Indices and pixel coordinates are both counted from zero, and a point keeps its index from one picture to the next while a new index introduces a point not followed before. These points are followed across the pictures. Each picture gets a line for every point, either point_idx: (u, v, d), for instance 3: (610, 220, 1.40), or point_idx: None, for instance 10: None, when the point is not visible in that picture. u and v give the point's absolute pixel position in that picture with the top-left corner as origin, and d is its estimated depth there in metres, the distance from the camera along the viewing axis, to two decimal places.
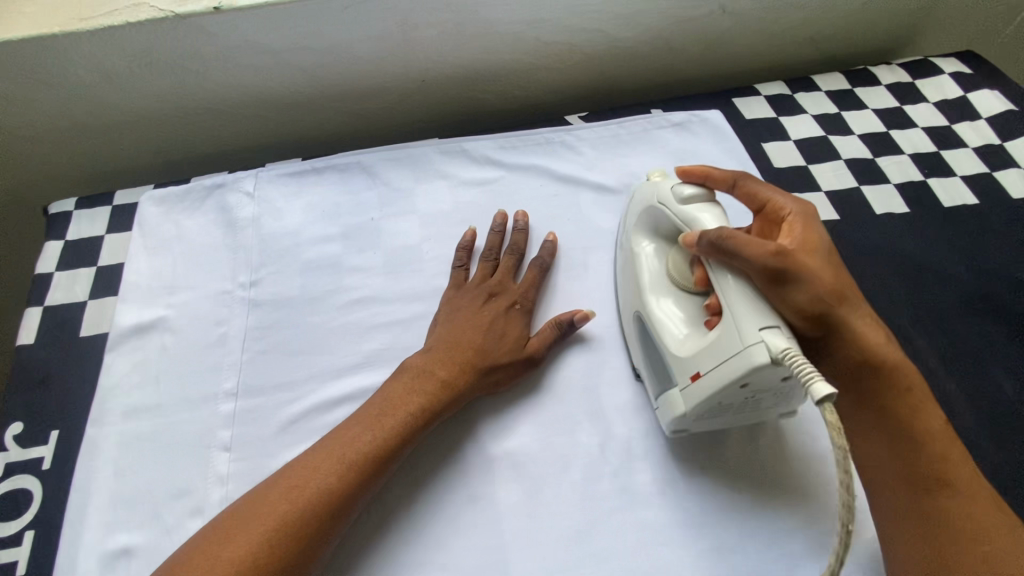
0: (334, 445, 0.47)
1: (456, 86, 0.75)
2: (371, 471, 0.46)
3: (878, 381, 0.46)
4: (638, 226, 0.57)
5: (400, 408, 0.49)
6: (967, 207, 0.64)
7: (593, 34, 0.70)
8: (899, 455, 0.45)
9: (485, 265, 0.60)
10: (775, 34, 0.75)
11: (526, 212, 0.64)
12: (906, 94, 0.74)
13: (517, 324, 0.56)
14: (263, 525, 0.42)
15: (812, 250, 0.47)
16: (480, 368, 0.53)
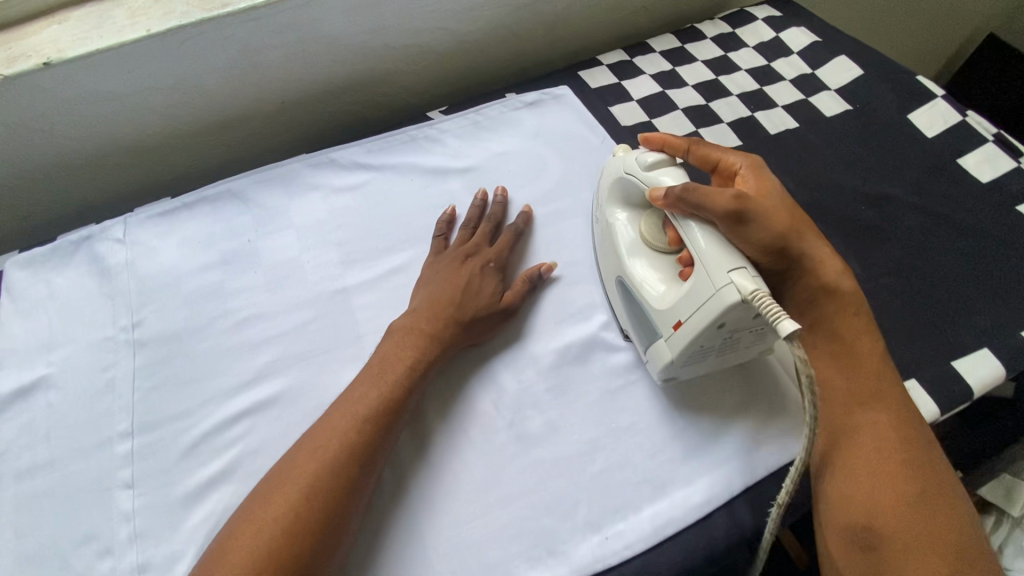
0: (346, 406, 0.49)
1: (320, 101, 0.77)
2: (377, 428, 0.48)
3: (837, 315, 0.54)
4: (607, 196, 0.60)
5: (399, 364, 0.52)
6: (789, 130, 0.73)
7: (439, 31, 0.76)
8: (847, 398, 0.51)
9: (463, 231, 0.63)
10: (607, 9, 0.83)
11: (505, 187, 0.68)
12: (729, 43, 0.83)
13: (491, 281, 0.59)
14: (276, 512, 0.42)
15: (772, 197, 0.55)
16: (463, 318, 0.55)
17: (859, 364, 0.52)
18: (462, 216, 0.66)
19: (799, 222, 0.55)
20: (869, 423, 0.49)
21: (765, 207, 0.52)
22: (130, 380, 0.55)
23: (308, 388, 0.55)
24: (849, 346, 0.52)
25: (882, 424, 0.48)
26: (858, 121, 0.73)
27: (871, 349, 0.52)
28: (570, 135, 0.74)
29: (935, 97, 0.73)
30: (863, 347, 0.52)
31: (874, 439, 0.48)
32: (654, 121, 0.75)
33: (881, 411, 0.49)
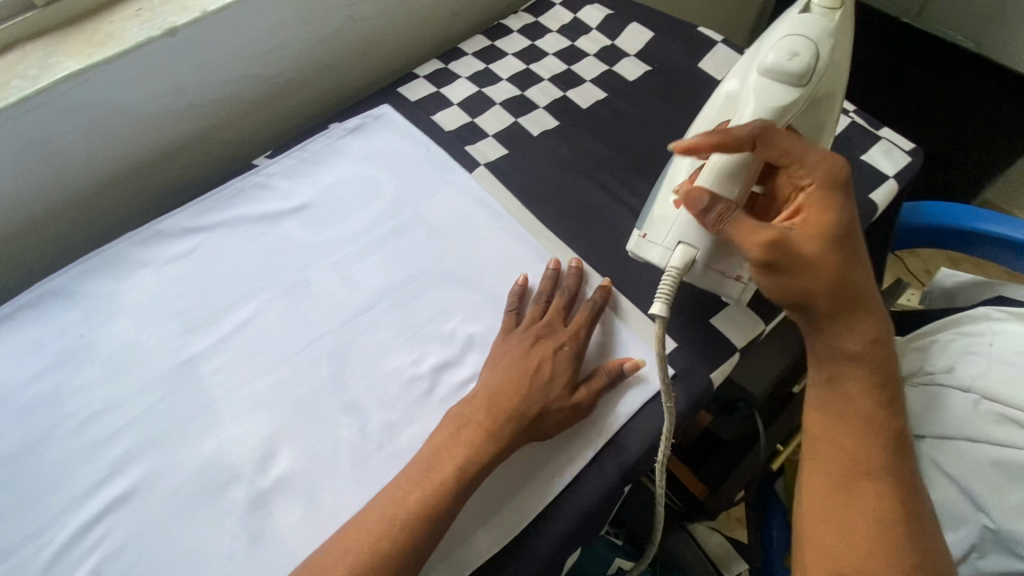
0: (381, 510, 0.46)
1: (141, 176, 0.74)
2: (410, 536, 0.45)
3: (854, 380, 0.49)
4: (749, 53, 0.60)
5: (448, 461, 0.48)
6: (599, 102, 0.77)
7: (245, 78, 0.75)
8: (850, 465, 0.47)
9: (537, 306, 0.59)
10: (414, 23, 0.85)
11: (579, 258, 0.64)
12: (534, 31, 0.87)
13: (565, 367, 0.54)
14: None
15: (822, 239, 0.48)
16: (527, 415, 0.51)
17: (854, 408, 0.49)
18: (534, 285, 0.62)
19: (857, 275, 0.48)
20: (873, 495, 0.46)
21: (803, 262, 0.48)
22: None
23: (166, 469, 0.53)
24: (857, 411, 0.48)
25: (885, 497, 0.45)
26: (657, 79, 0.78)
27: (887, 419, 0.48)
28: (398, 150, 0.75)
29: (716, 44, 0.80)
30: (879, 418, 0.48)
31: (865, 495, 0.46)
32: (475, 120, 0.77)
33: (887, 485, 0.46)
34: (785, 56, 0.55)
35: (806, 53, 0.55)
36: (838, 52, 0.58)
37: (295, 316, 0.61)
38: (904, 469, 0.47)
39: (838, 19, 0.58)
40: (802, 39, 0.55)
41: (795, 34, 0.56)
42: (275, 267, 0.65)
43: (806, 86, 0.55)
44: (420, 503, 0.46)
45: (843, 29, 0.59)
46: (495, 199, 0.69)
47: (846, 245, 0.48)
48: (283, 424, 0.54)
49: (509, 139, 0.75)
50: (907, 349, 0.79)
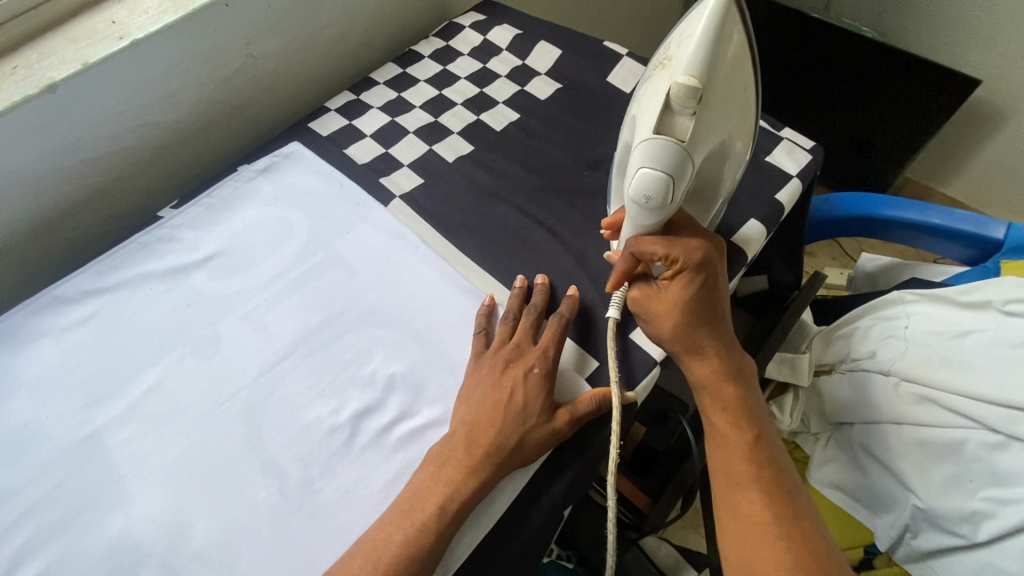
0: (365, 553, 0.46)
1: (37, 239, 0.70)
2: None
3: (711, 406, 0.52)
4: (644, 98, 0.48)
5: (430, 501, 0.48)
6: (512, 123, 0.78)
7: (142, 126, 0.72)
8: (725, 480, 0.48)
9: (505, 327, 0.58)
10: (321, 55, 0.84)
11: (546, 274, 0.63)
12: (445, 56, 0.87)
13: (540, 392, 0.53)
14: None
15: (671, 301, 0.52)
16: (505, 445, 0.50)
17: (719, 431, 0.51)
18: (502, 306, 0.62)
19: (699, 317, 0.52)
20: (744, 504, 0.46)
21: (654, 318, 0.53)
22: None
23: (71, 556, 0.50)
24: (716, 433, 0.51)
25: (756, 504, 0.46)
26: (568, 96, 0.79)
27: (744, 436, 0.50)
28: (310, 188, 0.73)
29: (623, 57, 0.81)
30: (734, 433, 0.50)
31: (736, 505, 0.47)
32: (389, 150, 0.76)
33: (757, 494, 0.47)
34: (637, 199, 0.46)
35: (659, 196, 0.46)
36: (712, 137, 0.46)
37: (208, 374, 0.59)
38: (770, 478, 0.48)
39: (704, 112, 0.44)
40: (658, 181, 0.45)
41: (648, 171, 0.45)
42: (185, 323, 0.62)
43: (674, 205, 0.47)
44: (401, 546, 0.46)
45: (715, 107, 0.44)
46: (412, 231, 0.68)
47: (693, 307, 0.51)
48: (197, 493, 0.52)
49: (424, 168, 0.74)
50: (832, 338, 0.81)
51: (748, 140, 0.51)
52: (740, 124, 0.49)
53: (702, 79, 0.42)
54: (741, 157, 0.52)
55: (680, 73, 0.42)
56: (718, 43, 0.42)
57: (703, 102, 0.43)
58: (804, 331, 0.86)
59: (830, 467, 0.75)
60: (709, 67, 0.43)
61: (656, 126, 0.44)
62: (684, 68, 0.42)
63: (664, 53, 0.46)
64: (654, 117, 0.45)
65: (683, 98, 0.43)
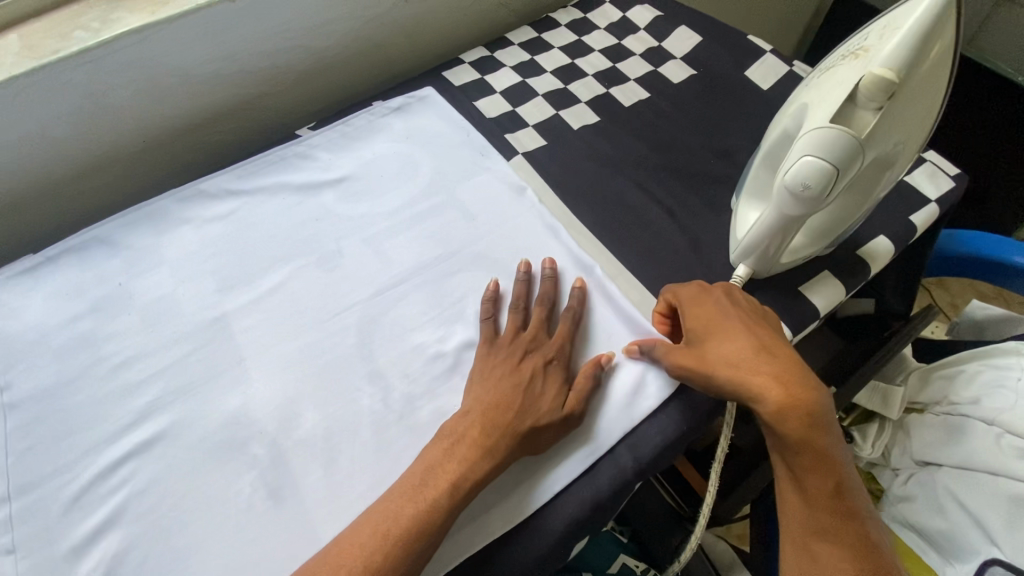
0: (374, 523, 0.45)
1: (185, 137, 0.76)
2: (410, 542, 0.44)
3: (786, 451, 0.48)
4: (822, 87, 0.47)
5: (445, 474, 0.47)
6: (642, 101, 0.77)
7: (295, 49, 0.76)
8: (807, 530, 0.47)
9: (515, 317, 0.58)
10: (465, 9, 0.86)
11: (552, 258, 0.63)
12: (582, 27, 0.87)
13: (556, 381, 0.53)
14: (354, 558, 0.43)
15: (707, 335, 0.52)
16: (521, 429, 0.50)
17: (798, 479, 0.48)
18: (505, 291, 0.61)
19: (742, 358, 0.50)
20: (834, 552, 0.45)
21: (702, 359, 0.51)
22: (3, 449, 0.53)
23: (193, 418, 0.54)
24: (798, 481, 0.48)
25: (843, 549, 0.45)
26: (702, 84, 0.78)
27: (825, 480, 0.47)
28: (440, 132, 0.76)
29: (765, 53, 0.80)
30: (813, 479, 0.47)
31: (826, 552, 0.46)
32: (517, 109, 0.78)
33: (839, 540, 0.46)
34: (792, 186, 0.46)
35: (818, 187, 0.45)
36: (888, 138, 0.45)
37: (326, 285, 0.63)
38: (850, 524, 0.46)
39: (889, 111, 0.43)
40: (821, 170, 0.44)
41: (813, 159, 0.44)
42: (310, 235, 0.67)
43: (828, 200, 0.46)
44: (420, 512, 0.46)
45: (902, 108, 0.43)
46: (530, 188, 0.70)
47: (738, 340, 0.51)
48: (308, 387, 0.55)
49: (548, 130, 0.75)
50: (931, 377, 0.78)
51: (915, 153, 0.50)
52: (915, 134, 0.47)
53: (899, 75, 0.41)
54: (901, 170, 0.51)
55: (878, 64, 0.42)
56: (925, 43, 0.41)
57: (893, 99, 0.42)
58: (903, 365, 0.83)
59: (906, 505, 0.72)
60: (911, 65, 0.42)
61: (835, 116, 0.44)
62: (883, 60, 0.41)
63: (858, 46, 0.45)
64: (834, 106, 0.44)
65: (874, 90, 0.42)
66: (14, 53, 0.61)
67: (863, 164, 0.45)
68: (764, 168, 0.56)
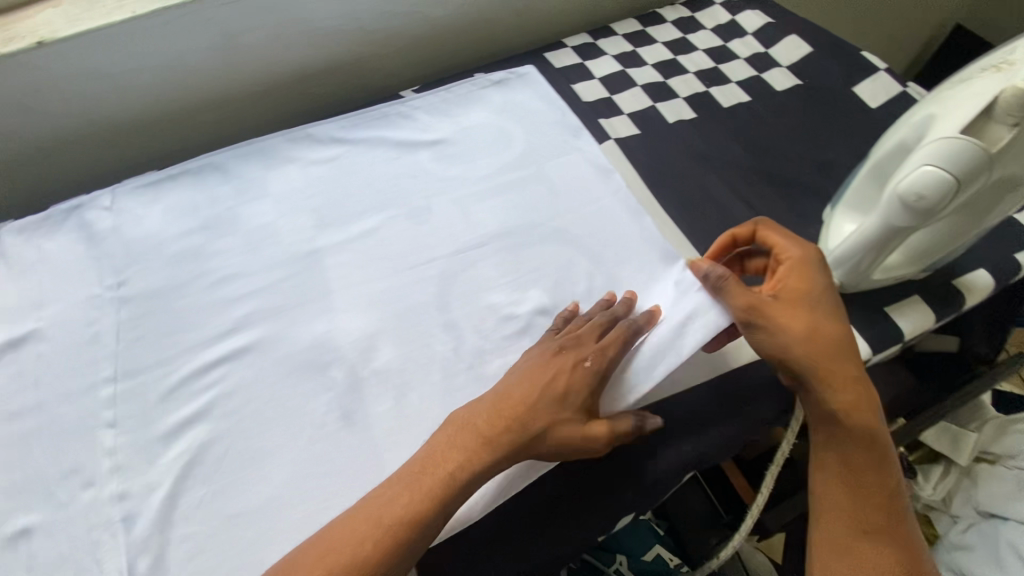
0: (368, 514, 0.44)
1: (298, 85, 0.81)
2: (404, 536, 0.43)
3: (846, 440, 0.50)
4: (951, 101, 0.48)
5: (445, 465, 0.46)
6: (741, 104, 0.77)
7: (411, 15, 0.80)
8: (852, 522, 0.48)
9: (574, 323, 0.55)
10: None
11: (634, 293, 0.59)
12: (688, 25, 0.87)
13: (579, 387, 0.50)
14: (349, 548, 0.42)
15: (796, 305, 0.52)
16: (529, 430, 0.48)
17: (855, 468, 0.50)
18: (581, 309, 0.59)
19: (824, 338, 0.51)
20: (874, 546, 0.47)
21: (785, 324, 0.51)
22: (114, 337, 0.59)
23: (280, 337, 0.59)
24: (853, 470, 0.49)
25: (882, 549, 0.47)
26: (806, 94, 0.77)
27: (879, 477, 0.49)
28: (535, 110, 0.78)
29: (878, 71, 0.78)
30: (870, 473, 0.49)
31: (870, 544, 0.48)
32: (614, 96, 0.79)
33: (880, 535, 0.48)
34: (908, 194, 0.46)
35: (935, 198, 0.45)
36: (1015, 160, 0.45)
37: (412, 237, 0.66)
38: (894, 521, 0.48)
39: None
40: (942, 178, 0.45)
41: (935, 168, 0.45)
42: (403, 188, 0.70)
43: (941, 213, 0.47)
44: (415, 505, 0.44)
45: None
46: (619, 173, 0.70)
47: (827, 319, 0.52)
48: (386, 326, 0.59)
49: (642, 120, 0.76)
50: (1007, 428, 0.74)
51: None
52: None
53: None
54: (1015, 199, 0.51)
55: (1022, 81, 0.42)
56: None
57: None
58: None
59: (960, 554, 0.70)
60: None
61: (967, 127, 0.44)
62: None
63: (996, 65, 0.46)
64: (966, 118, 0.44)
65: (1015, 105, 0.42)
66: None
67: (984, 181, 0.45)
68: (868, 180, 0.55)
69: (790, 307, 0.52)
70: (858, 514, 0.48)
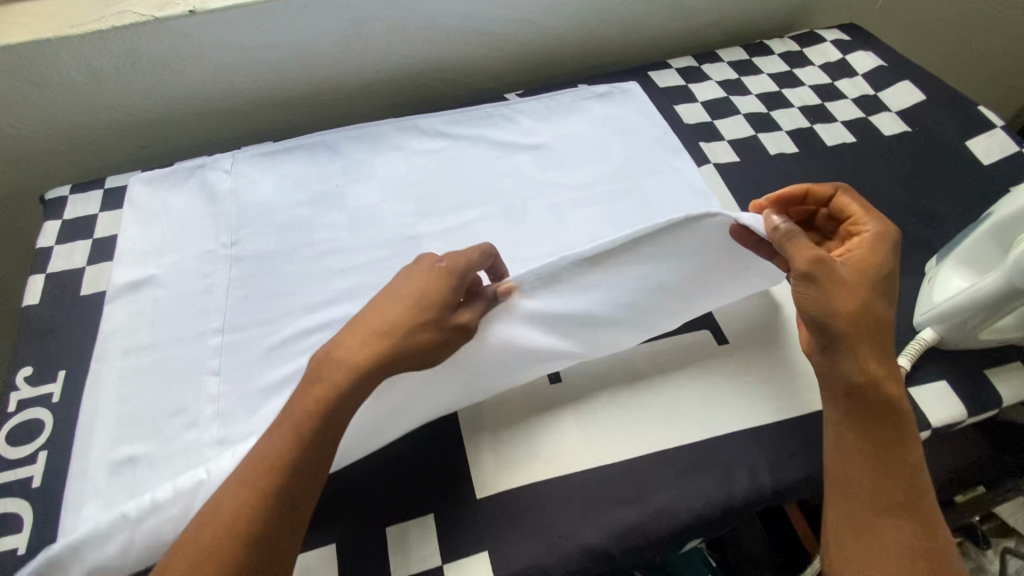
0: (255, 464, 0.43)
1: (408, 77, 0.85)
2: (274, 482, 0.42)
3: (876, 415, 0.48)
4: None
5: (297, 411, 0.44)
6: (846, 144, 0.76)
7: (526, 23, 0.83)
8: (873, 497, 0.47)
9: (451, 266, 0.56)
10: (682, 18, 0.90)
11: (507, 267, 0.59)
12: (796, 60, 0.87)
13: (420, 279, 0.48)
14: (235, 500, 0.42)
15: (852, 272, 0.49)
16: (371, 325, 0.46)
17: (882, 444, 0.47)
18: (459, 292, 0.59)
19: (874, 309, 0.49)
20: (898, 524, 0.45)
21: (841, 288, 0.48)
22: (225, 290, 0.63)
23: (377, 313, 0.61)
24: (882, 445, 0.47)
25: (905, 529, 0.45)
26: (915, 142, 0.76)
27: (904, 454, 0.47)
28: (636, 126, 0.79)
29: (995, 127, 0.75)
30: (895, 450, 0.47)
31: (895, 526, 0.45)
32: (716, 122, 0.79)
33: (903, 513, 0.46)
34: None
35: None
36: None
37: (508, 235, 0.68)
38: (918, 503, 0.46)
39: None
40: None
41: None
42: (501, 187, 0.72)
43: None
44: (280, 456, 0.43)
45: None
46: (717, 198, 0.71)
47: (879, 292, 0.49)
48: None
49: (743, 149, 0.76)
50: None
51: None
52: None
53: None
54: None
55: None
56: None
57: None
58: None
59: None
60: None
61: None
62: None
63: None
64: None
65: None
66: None
67: None
68: (987, 239, 0.55)
69: (854, 274, 0.49)
70: (886, 493, 0.46)
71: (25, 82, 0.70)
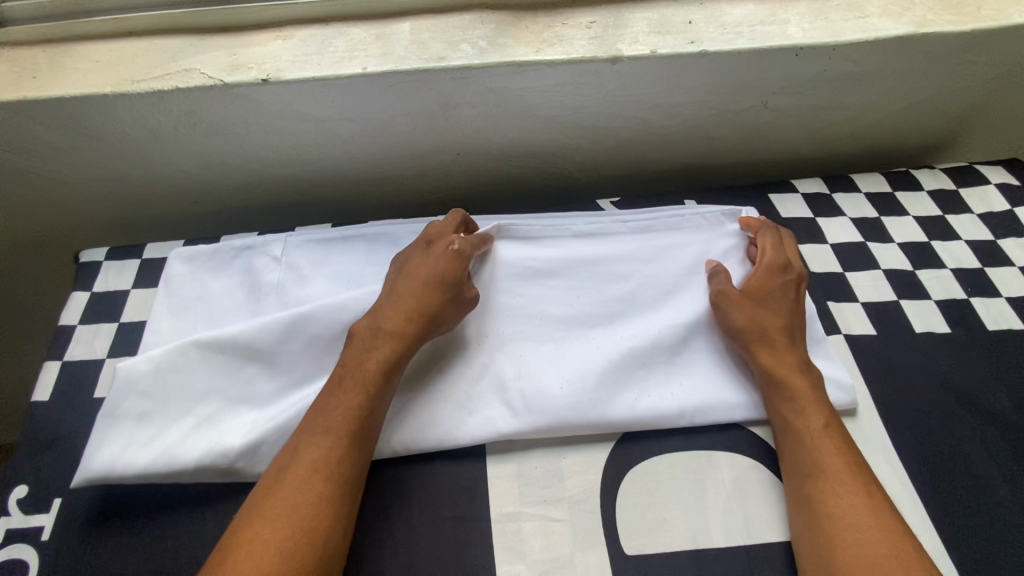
0: (340, 407, 0.49)
1: (492, 161, 0.75)
2: (356, 424, 0.48)
3: (788, 407, 0.53)
4: None
5: (374, 359, 0.51)
6: (1012, 331, 0.62)
7: (634, 121, 0.71)
8: (798, 473, 0.50)
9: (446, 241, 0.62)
10: (816, 130, 0.77)
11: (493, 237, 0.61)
12: (950, 203, 0.73)
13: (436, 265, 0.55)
14: (328, 440, 0.47)
15: (756, 284, 0.58)
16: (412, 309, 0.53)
17: (796, 432, 0.51)
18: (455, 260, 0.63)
19: (775, 320, 0.56)
20: (828, 492, 0.48)
21: (741, 304, 0.56)
22: (266, 385, 0.54)
23: (420, 490, 0.52)
24: (795, 427, 0.52)
25: (828, 487, 0.48)
26: None
27: (819, 424, 0.51)
28: None
29: None
30: (818, 434, 0.51)
31: (827, 494, 0.48)
32: (847, 274, 0.66)
33: (822, 477, 0.48)
34: None
35: None
36: None
37: None
38: (840, 469, 0.49)
39: None
40: None
41: None
42: None
43: None
44: (359, 398, 0.49)
45: None
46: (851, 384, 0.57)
47: (779, 299, 0.57)
48: (536, 507, 0.51)
49: (880, 318, 0.63)
50: None
51: None
52: None
53: None
54: None
55: None
56: None
57: None
58: None
59: None
60: None
61: None
62: None
63: None
64: None
65: None
66: (403, 46, 0.62)
67: None
68: None
69: (756, 286, 0.58)
70: (804, 462, 0.50)
71: (71, 132, 0.62)
